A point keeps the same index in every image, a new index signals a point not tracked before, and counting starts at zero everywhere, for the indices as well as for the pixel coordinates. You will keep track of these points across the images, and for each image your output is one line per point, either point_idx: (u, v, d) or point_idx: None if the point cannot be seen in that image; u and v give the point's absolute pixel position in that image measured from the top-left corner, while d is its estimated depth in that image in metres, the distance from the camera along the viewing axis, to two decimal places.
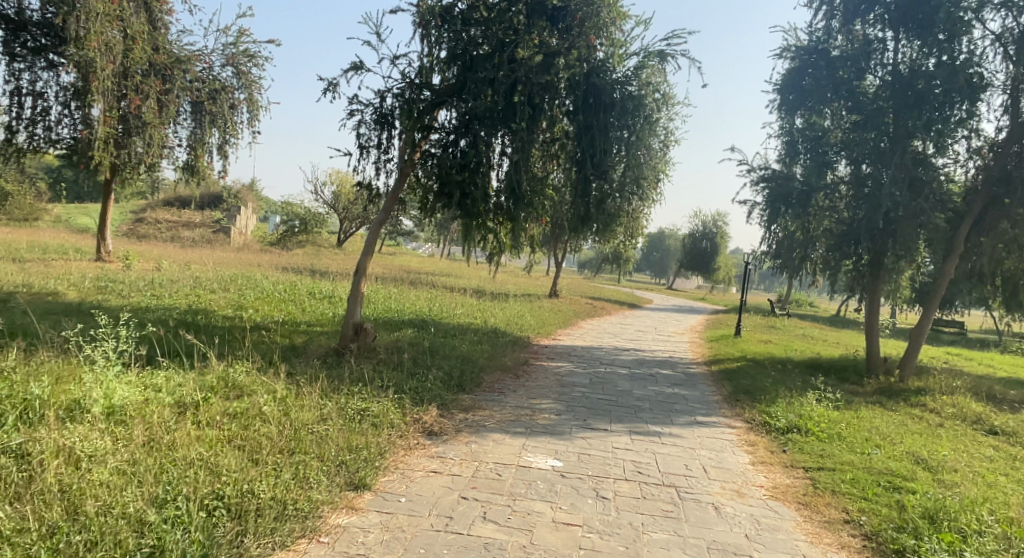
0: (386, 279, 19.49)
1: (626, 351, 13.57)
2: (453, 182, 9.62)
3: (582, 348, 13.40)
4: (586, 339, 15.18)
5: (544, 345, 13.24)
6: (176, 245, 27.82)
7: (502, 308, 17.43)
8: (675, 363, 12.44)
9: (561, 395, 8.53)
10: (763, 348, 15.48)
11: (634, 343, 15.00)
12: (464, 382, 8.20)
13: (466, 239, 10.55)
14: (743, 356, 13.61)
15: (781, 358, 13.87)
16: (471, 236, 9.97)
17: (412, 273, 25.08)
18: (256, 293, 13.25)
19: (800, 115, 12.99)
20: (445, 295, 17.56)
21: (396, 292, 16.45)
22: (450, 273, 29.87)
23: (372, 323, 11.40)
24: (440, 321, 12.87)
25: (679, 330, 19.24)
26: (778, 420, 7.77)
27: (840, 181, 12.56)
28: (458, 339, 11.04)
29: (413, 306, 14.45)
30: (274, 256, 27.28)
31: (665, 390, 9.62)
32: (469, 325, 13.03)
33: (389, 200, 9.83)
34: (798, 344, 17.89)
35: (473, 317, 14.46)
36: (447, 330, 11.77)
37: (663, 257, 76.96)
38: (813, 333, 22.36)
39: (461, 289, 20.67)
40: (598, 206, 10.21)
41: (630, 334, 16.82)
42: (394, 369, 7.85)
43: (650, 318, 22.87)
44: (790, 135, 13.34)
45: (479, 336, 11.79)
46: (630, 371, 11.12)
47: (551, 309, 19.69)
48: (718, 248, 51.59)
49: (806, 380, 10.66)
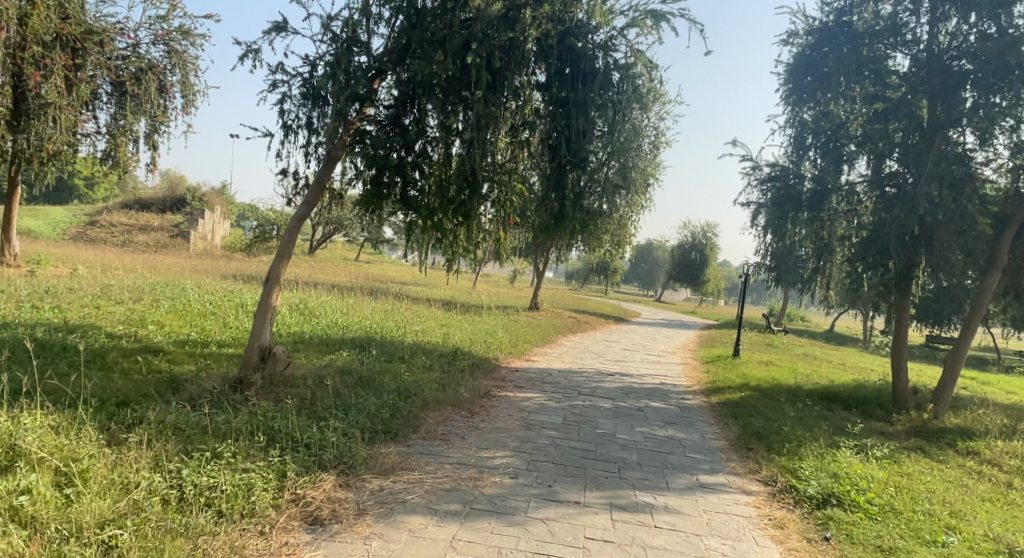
0: (343, 288, 17.35)
1: (610, 377, 11.57)
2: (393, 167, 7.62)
3: (557, 373, 11.39)
4: (564, 360, 13.17)
5: (513, 370, 11.21)
6: (124, 249, 25.50)
7: (471, 324, 15.37)
8: (668, 393, 10.42)
9: (523, 444, 6.53)
10: (765, 372, 13.56)
11: (619, 366, 13.03)
12: (390, 427, 6.24)
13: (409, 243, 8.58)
14: (746, 384, 11.67)
15: (789, 386, 11.99)
16: (413, 242, 8.01)
17: (380, 282, 23.01)
18: (172, 305, 11.17)
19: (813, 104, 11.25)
20: (406, 307, 15.48)
21: (349, 304, 14.41)
22: (425, 283, 27.80)
23: (302, 347, 9.38)
24: (390, 341, 10.86)
25: (670, 349, 17.33)
26: (809, 484, 5.83)
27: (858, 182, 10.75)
28: (404, 365, 9.06)
29: (362, 321, 12.40)
30: (232, 263, 25.08)
31: (656, 433, 7.65)
32: (424, 346, 11.02)
33: (314, 189, 7.74)
34: (802, 366, 15.96)
35: (431, 335, 12.40)
36: (394, 352, 9.78)
37: (651, 269, 75.35)
38: (814, 352, 20.48)
39: (429, 300, 18.58)
40: (575, 204, 8.33)
41: (615, 354, 14.84)
42: (291, 412, 5.90)
43: (639, 335, 20.94)
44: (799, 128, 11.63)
45: (435, 360, 9.80)
46: (614, 405, 9.13)
47: (528, 324, 17.69)
48: (708, 259, 49.97)
49: (827, 420, 8.73)
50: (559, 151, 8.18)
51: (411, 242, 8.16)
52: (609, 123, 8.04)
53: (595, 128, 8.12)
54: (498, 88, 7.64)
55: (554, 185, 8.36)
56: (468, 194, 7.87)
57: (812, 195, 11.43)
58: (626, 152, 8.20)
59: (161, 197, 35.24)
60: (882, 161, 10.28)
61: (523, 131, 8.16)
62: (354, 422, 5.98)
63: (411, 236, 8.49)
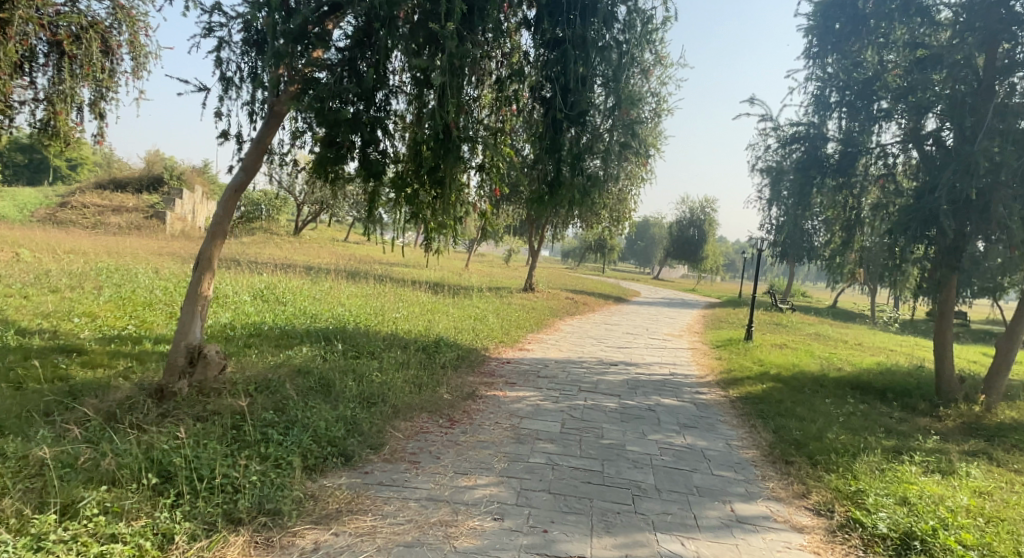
0: (319, 270, 15.92)
1: (613, 368, 10.26)
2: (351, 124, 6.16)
3: (553, 365, 10.07)
4: (561, 347, 11.85)
5: (503, 362, 9.88)
6: (92, 231, 23.92)
7: (460, 309, 14.01)
8: (681, 387, 9.12)
9: (511, 466, 5.23)
10: (783, 357, 12.28)
11: (622, 353, 11.72)
12: (342, 446, 4.95)
13: (372, 219, 7.27)
14: (767, 372, 10.39)
15: (813, 374, 10.76)
16: (376, 219, 6.75)
17: (365, 263, 21.57)
18: (114, 293, 9.77)
19: (836, 57, 10.20)
20: (387, 292, 14.08)
21: (323, 288, 13.02)
22: (414, 264, 26.36)
23: (257, 342, 8.08)
24: (362, 331, 9.52)
25: (676, 331, 16.05)
26: (876, 517, 4.58)
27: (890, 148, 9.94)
28: (376, 361, 7.77)
29: (334, 308, 11.03)
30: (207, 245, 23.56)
31: (673, 442, 6.37)
32: (402, 337, 9.69)
33: (254, 153, 6.28)
34: (819, 349, 14.69)
35: (412, 323, 11.05)
36: (366, 346, 8.47)
37: (648, 246, 74.08)
38: (825, 332, 19.23)
39: (415, 283, 17.18)
40: (574, 167, 7.08)
41: (617, 339, 13.55)
42: (210, 436, 4.64)
43: (640, 316, 19.64)
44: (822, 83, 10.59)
45: (411, 354, 8.51)
46: (620, 405, 7.83)
47: (522, 307, 16.35)
48: (707, 235, 48.63)
49: (870, 419, 7.46)
50: (554, 102, 6.95)
51: (374, 221, 6.89)
52: (614, 67, 6.76)
53: (597, 74, 6.85)
54: (475, 24, 6.37)
55: (548, 144, 7.10)
56: (442, 157, 6.58)
57: (839, 157, 10.50)
58: (637, 103, 6.96)
59: (137, 175, 33.52)
60: (923, 116, 9.11)
61: (511, 83, 6.97)
62: (292, 445, 4.69)
63: (376, 210, 7.25)
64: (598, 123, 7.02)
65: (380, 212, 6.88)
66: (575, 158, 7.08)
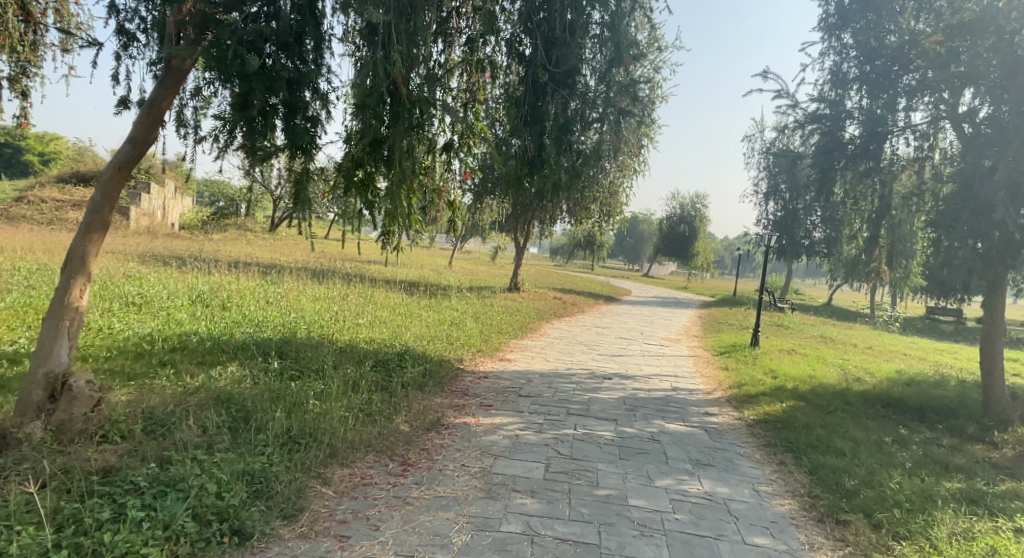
0: (283, 270, 14.40)
1: (606, 383, 8.86)
2: (262, 76, 4.64)
3: (537, 380, 8.64)
4: (548, 357, 10.44)
5: (480, 378, 8.45)
6: (47, 227, 22.25)
7: (435, 313, 12.55)
8: (688, 408, 7.73)
9: (477, 541, 3.86)
10: (796, 366, 10.98)
11: (617, 364, 10.33)
12: (236, 522, 3.61)
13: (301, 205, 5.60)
14: (783, 386, 9.04)
15: (834, 388, 9.46)
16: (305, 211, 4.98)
17: (339, 262, 20.00)
18: (20, 299, 8.24)
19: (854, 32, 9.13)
20: (355, 294, 12.59)
21: (281, 291, 11.51)
22: (393, 262, 24.80)
23: (175, 360, 6.63)
24: (313, 342, 8.09)
25: (673, 335, 14.70)
26: None
27: (911, 128, 9.04)
28: (323, 381, 6.36)
29: (285, 314, 9.54)
30: (169, 242, 21.87)
31: (689, 490, 5.01)
32: (361, 350, 8.20)
33: (146, 120, 4.82)
34: (830, 356, 13.40)
35: (376, 332, 9.57)
36: (314, 361, 7.08)
37: (637, 243, 73.00)
38: (830, 335, 17.96)
39: (390, 283, 15.70)
40: (559, 142, 5.86)
41: (610, 347, 12.17)
42: (24, 524, 3.33)
43: (634, 318, 18.28)
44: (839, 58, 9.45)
45: (366, 372, 6.98)
46: (617, 434, 6.45)
47: (506, 310, 14.92)
48: (698, 232, 47.44)
49: (920, 452, 6.14)
50: (536, 57, 5.90)
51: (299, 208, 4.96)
52: (613, 13, 5.63)
53: (589, 20, 5.81)
54: None
55: (527, 115, 5.95)
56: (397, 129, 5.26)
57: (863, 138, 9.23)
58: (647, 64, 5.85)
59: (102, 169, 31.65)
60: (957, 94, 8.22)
61: (482, 44, 6.19)
62: (149, 534, 3.32)
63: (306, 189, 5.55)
64: (586, 85, 5.90)
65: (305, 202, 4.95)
66: (563, 136, 5.84)
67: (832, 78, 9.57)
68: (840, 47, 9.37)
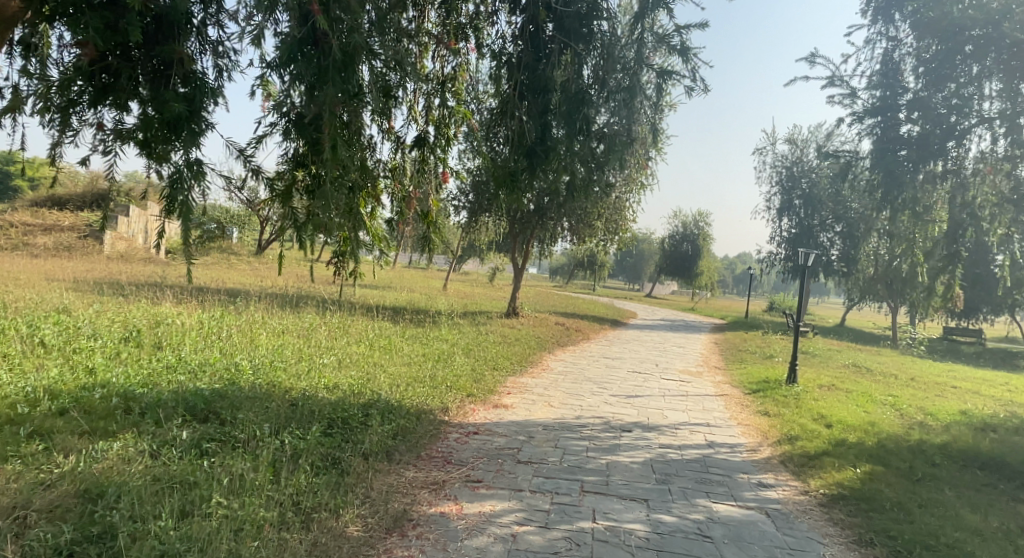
0: (249, 297, 12.65)
1: (626, 438, 7.12)
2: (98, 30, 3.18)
3: (540, 436, 6.89)
4: (553, 401, 8.69)
5: (468, 435, 6.70)
6: (7, 251, 20.42)
7: (420, 347, 10.81)
8: (735, 478, 6.00)
9: None
10: (846, 409, 9.27)
11: (635, 410, 8.58)
12: None
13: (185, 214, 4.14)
14: (843, 441, 7.33)
15: (903, 439, 7.74)
16: (189, 210, 3.39)
17: (320, 286, 18.18)
18: None
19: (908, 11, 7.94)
20: (327, 326, 10.83)
21: (239, 324, 9.77)
22: (382, 285, 23.06)
23: (53, 429, 4.90)
24: (257, 393, 6.36)
25: (693, 368, 12.97)
26: None
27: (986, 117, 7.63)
28: (263, 448, 4.78)
29: (231, 355, 7.78)
30: (138, 266, 20.04)
31: None
32: (319, 405, 6.37)
33: None
34: (875, 392, 11.69)
35: (343, 374, 7.82)
36: (256, 418, 5.46)
37: (639, 262, 71.45)
38: (861, 364, 16.24)
39: (371, 311, 13.95)
40: (572, 118, 4.80)
41: (623, 385, 10.43)
42: None
43: (644, 345, 16.56)
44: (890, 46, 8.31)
45: (314, 439, 5.12)
46: (652, 525, 4.72)
47: (503, 341, 13.17)
48: (702, 250, 45.89)
49: None
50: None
51: (195, 185, 3.39)
52: None
53: None
54: None
55: (532, 82, 4.89)
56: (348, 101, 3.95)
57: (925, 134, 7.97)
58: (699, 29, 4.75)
59: None
60: None
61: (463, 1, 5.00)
62: None
63: None
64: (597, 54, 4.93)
65: (201, 186, 3.43)
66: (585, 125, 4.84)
67: (882, 69, 8.41)
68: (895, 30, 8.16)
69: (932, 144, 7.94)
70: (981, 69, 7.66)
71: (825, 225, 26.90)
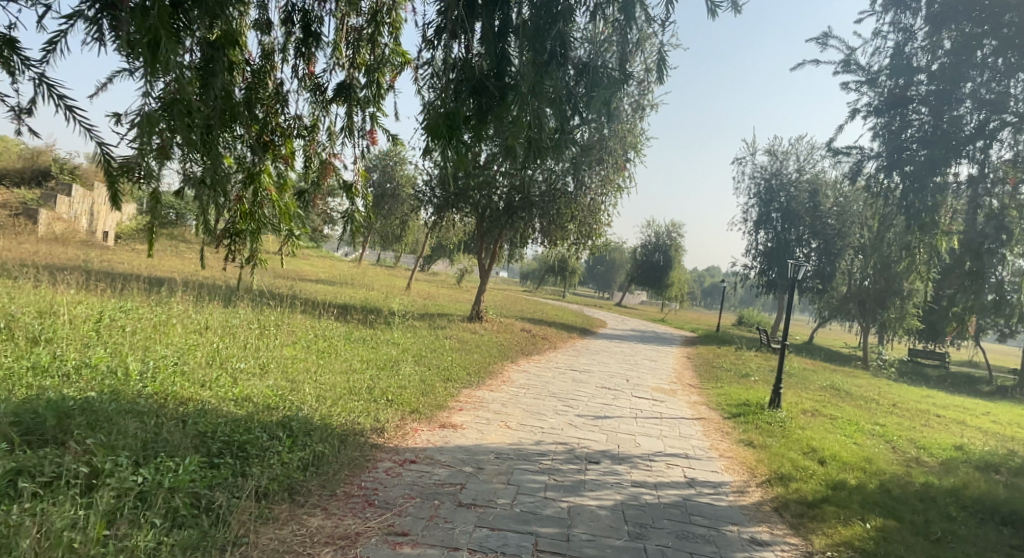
0: (176, 286, 11.21)
1: (593, 473, 6.00)
2: None
3: (491, 468, 5.72)
4: (510, 422, 7.54)
5: (403, 465, 5.49)
6: None
7: (364, 351, 9.56)
8: (724, 533, 4.93)
9: None
10: (837, 441, 8.31)
11: (604, 435, 7.47)
12: None
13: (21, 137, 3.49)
14: (841, 483, 6.34)
15: (905, 482, 6.78)
16: None
17: (267, 279, 16.69)
18: None
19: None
20: (258, 324, 9.50)
21: (150, 316, 8.39)
22: (340, 282, 21.65)
23: None
24: (136, 408, 5.06)
25: (665, 385, 11.94)
26: None
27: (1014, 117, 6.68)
28: (98, 491, 3.50)
29: (123, 355, 6.43)
30: (68, 247, 18.27)
31: None
32: (211, 424, 5.06)
33: None
34: (859, 420, 10.81)
35: (260, 381, 6.57)
36: (109, 443, 4.18)
37: (609, 270, 70.82)
38: (837, 386, 15.45)
39: (317, 307, 12.60)
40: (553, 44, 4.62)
41: (591, 404, 9.32)
42: None
43: (614, 357, 15.51)
44: (905, 37, 7.43)
45: (177, 477, 3.80)
46: None
47: (461, 347, 11.97)
48: (674, 261, 45.29)
49: None
50: None
51: None
52: None
53: None
54: None
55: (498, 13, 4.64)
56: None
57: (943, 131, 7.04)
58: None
59: None
60: None
61: None
62: None
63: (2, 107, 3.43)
64: None
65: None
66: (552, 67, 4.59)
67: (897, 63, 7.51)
68: (913, 17, 7.24)
69: (954, 138, 7.03)
70: (1008, 63, 6.78)
71: (801, 240, 26.27)
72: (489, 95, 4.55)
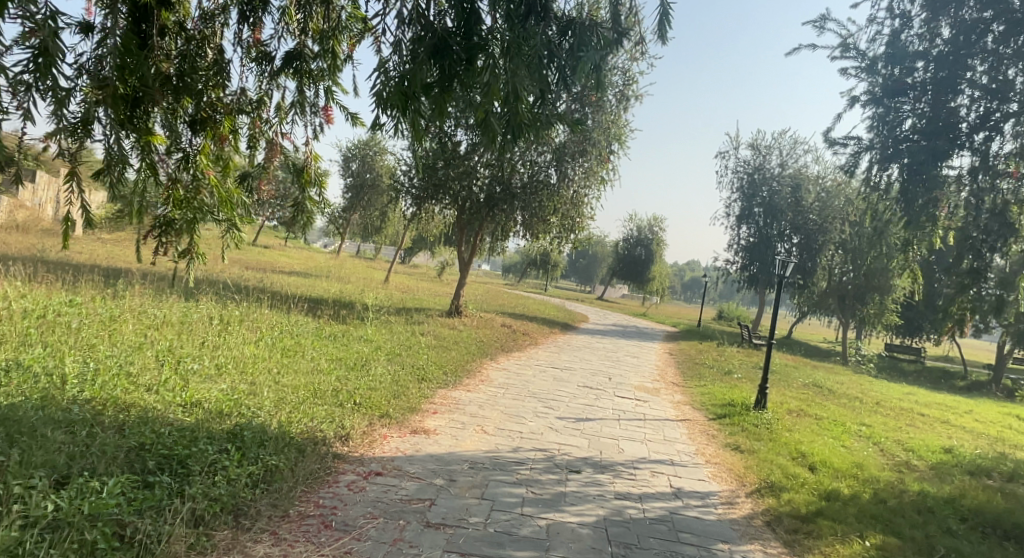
0: (136, 279, 10.59)
1: (574, 485, 5.58)
2: None
3: (464, 480, 5.28)
4: (486, 426, 7.11)
5: (367, 477, 5.03)
6: None
7: (334, 349, 9.08)
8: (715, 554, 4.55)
9: None
10: (826, 445, 8.00)
11: (585, 440, 7.07)
12: None
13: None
14: (834, 493, 6.01)
15: (898, 490, 6.48)
16: None
17: (237, 271, 16.07)
18: None
19: None
20: (220, 319, 8.95)
21: (102, 311, 7.82)
22: (315, 274, 21.05)
23: None
24: (69, 415, 4.54)
25: (649, 384, 11.59)
26: None
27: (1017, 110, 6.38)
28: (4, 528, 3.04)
29: (62, 354, 5.89)
30: (29, 236, 17.46)
31: None
32: (152, 434, 4.55)
33: None
34: (846, 420, 10.55)
35: (214, 384, 6.07)
36: (30, 459, 3.71)
37: (591, 264, 70.64)
38: (821, 383, 15.22)
39: (288, 301, 12.06)
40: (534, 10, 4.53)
41: (572, 405, 8.92)
42: None
43: (596, 354, 15.15)
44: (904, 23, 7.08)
45: (95, 501, 3.35)
46: None
47: (438, 344, 11.52)
48: (655, 255, 45.13)
49: None
50: None
51: None
52: None
53: None
54: None
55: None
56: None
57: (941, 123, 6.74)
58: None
59: None
60: None
61: None
62: None
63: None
64: None
65: None
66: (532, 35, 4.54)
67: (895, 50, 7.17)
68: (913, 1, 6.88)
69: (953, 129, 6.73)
70: (1014, 50, 6.45)
71: (783, 235, 25.97)
72: (454, 57, 4.35)
